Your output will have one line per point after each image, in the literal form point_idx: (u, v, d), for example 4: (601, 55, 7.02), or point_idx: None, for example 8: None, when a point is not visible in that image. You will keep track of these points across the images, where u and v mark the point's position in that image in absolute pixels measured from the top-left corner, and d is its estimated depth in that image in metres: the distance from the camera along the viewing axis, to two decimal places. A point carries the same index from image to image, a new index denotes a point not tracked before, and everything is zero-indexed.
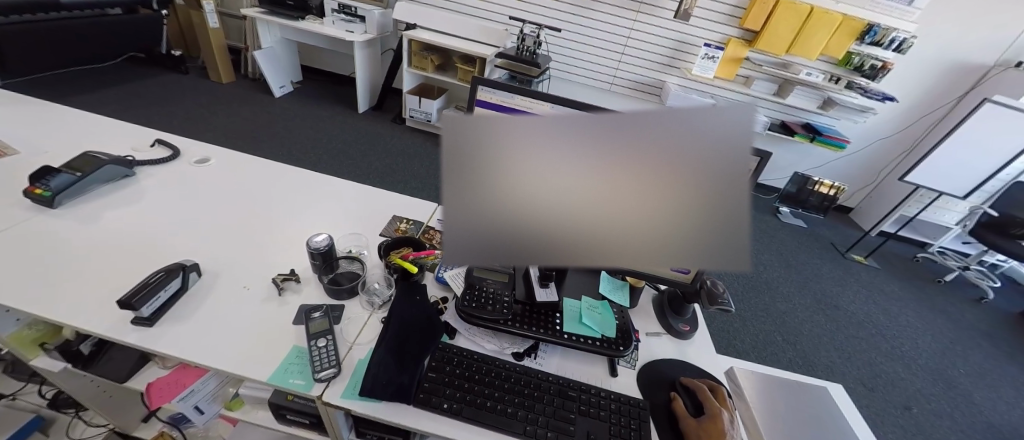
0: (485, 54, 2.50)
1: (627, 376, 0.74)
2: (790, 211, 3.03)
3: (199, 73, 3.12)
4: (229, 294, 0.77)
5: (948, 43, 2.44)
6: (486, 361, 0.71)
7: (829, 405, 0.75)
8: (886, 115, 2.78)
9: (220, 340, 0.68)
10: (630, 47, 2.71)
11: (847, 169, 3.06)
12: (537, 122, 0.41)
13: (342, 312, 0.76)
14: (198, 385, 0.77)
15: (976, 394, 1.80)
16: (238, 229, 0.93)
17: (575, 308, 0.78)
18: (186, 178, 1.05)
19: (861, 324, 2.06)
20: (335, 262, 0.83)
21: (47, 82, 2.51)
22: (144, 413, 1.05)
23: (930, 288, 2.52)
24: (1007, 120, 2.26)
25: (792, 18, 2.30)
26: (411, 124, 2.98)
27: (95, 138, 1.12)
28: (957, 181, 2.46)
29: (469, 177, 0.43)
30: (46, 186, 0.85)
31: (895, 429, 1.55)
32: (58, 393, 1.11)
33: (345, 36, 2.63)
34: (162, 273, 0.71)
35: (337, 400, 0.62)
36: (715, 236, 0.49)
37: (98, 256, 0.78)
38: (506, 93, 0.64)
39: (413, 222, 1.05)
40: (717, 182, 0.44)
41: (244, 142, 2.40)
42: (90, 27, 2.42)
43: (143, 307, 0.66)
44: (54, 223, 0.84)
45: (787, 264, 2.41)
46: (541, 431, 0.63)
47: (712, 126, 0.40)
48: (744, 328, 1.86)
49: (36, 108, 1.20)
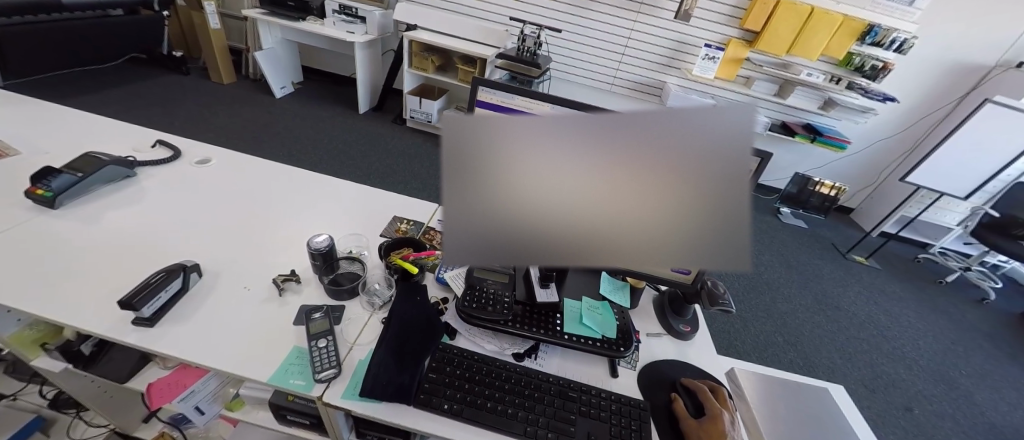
0: (485, 54, 2.50)
1: (628, 377, 0.74)
2: (791, 211, 3.03)
3: (199, 73, 3.13)
4: (229, 295, 0.77)
5: (949, 44, 2.44)
6: (486, 361, 0.71)
7: (830, 405, 0.75)
8: (887, 116, 2.78)
9: (220, 340, 0.68)
10: (631, 48, 2.71)
11: (848, 170, 3.06)
12: (537, 123, 0.41)
13: (342, 313, 0.76)
14: (198, 385, 0.77)
15: (977, 395, 1.79)
16: (239, 230, 0.93)
17: (575, 308, 0.78)
18: (187, 178, 1.06)
19: (862, 324, 2.06)
20: (336, 262, 0.83)
21: (49, 83, 2.52)
22: (144, 413, 1.05)
23: (931, 289, 2.51)
24: (1008, 121, 2.26)
25: (792, 19, 2.30)
26: (411, 124, 2.98)
27: (96, 139, 1.13)
28: (958, 182, 2.46)
29: (469, 178, 0.43)
30: (47, 187, 0.85)
31: (896, 430, 1.54)
32: (58, 394, 1.11)
33: (345, 36, 2.63)
34: (163, 273, 0.71)
35: (337, 401, 0.62)
36: (715, 236, 0.49)
37: (98, 257, 0.79)
38: (506, 93, 0.64)
39: (413, 222, 1.05)
40: (717, 182, 0.44)
41: (245, 143, 2.40)
42: (92, 28, 2.43)
43: (143, 307, 0.67)
44: (55, 223, 0.84)
45: (788, 264, 2.40)
46: (541, 431, 0.63)
47: (712, 126, 0.40)
48: (744, 329, 1.85)
49: (38, 108, 1.21)
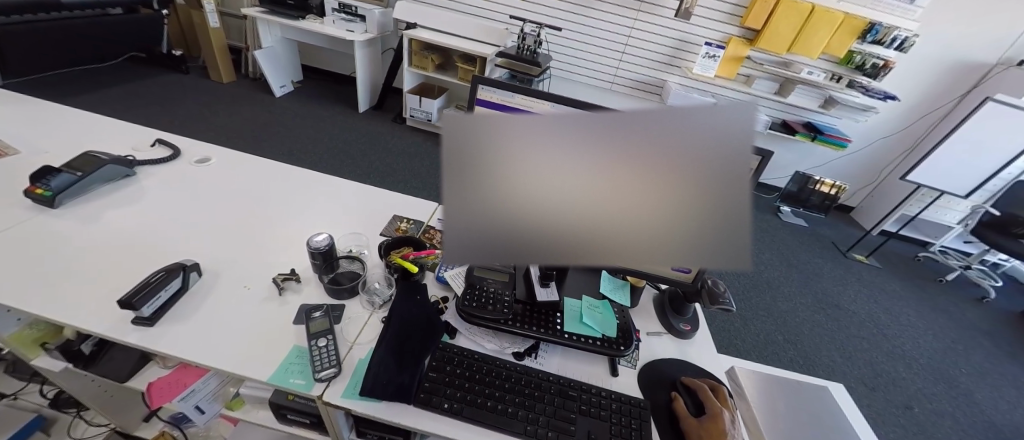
0: (485, 53, 2.50)
1: (628, 376, 0.74)
2: (791, 210, 3.03)
3: (199, 72, 3.12)
4: (229, 294, 0.77)
5: (950, 42, 2.43)
6: (486, 361, 0.71)
7: (831, 404, 0.75)
8: (888, 114, 2.78)
9: (221, 340, 0.68)
10: (631, 46, 2.70)
11: (848, 169, 3.06)
12: (537, 122, 0.41)
13: (342, 312, 0.76)
14: (198, 385, 0.77)
15: (977, 393, 1.79)
16: (238, 229, 0.92)
17: (575, 308, 0.78)
18: (186, 178, 1.05)
19: (862, 323, 2.06)
20: (336, 262, 0.83)
21: (48, 82, 2.52)
22: (144, 413, 1.05)
23: (931, 287, 2.51)
24: (1009, 119, 2.25)
25: (793, 17, 2.29)
26: (411, 123, 2.98)
27: (95, 138, 1.12)
28: (959, 180, 2.45)
29: (469, 177, 0.43)
30: (47, 186, 0.85)
31: (896, 429, 1.55)
32: (59, 393, 1.12)
33: (345, 35, 2.63)
34: (163, 272, 0.71)
35: (338, 400, 0.62)
36: (715, 234, 0.49)
37: (98, 256, 0.78)
38: (507, 92, 0.64)
39: (414, 221, 1.05)
40: (718, 180, 0.44)
41: (244, 142, 2.40)
42: (91, 27, 2.42)
43: (143, 306, 0.66)
44: (54, 222, 0.84)
45: (788, 263, 2.40)
46: (541, 431, 0.63)
47: (713, 124, 0.40)
48: (744, 328, 1.86)
49: (37, 107, 1.20)
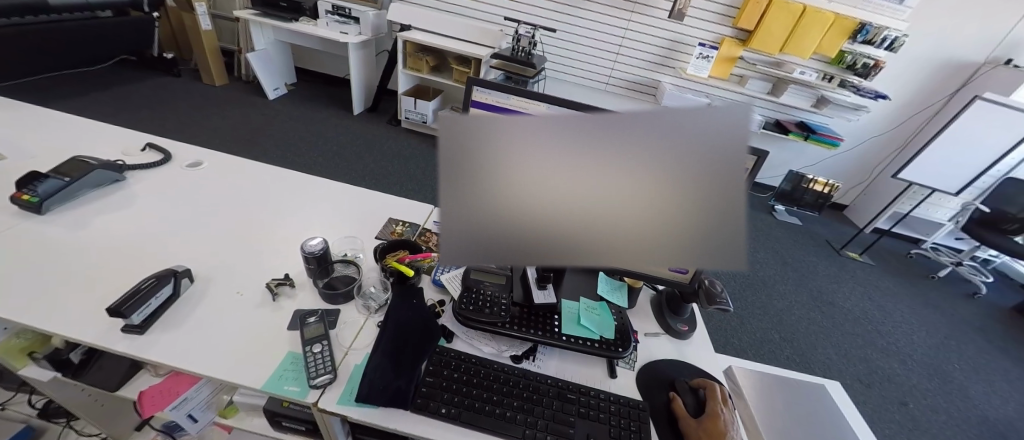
0: (479, 54, 2.49)
1: (626, 378, 0.74)
2: (785, 208, 3.06)
3: (191, 75, 3.10)
4: (222, 301, 0.75)
5: (939, 42, 2.47)
6: (484, 364, 0.70)
7: (830, 404, 0.75)
8: (879, 113, 2.80)
9: (215, 346, 0.67)
10: (625, 48, 2.72)
11: (841, 167, 3.09)
12: (534, 123, 0.41)
13: (337, 317, 0.76)
14: (192, 393, 0.76)
15: (970, 388, 1.81)
16: (233, 234, 0.91)
17: (573, 310, 0.77)
18: (177, 182, 1.04)
19: (857, 320, 2.08)
20: (330, 266, 0.82)
21: (35, 86, 2.49)
22: (137, 421, 1.04)
23: (923, 283, 2.54)
24: (999, 118, 2.28)
25: (785, 17, 2.32)
26: (406, 124, 2.96)
27: (84, 142, 1.11)
28: (950, 178, 2.48)
29: (465, 180, 0.43)
30: (34, 192, 0.84)
31: (893, 425, 1.56)
32: (49, 402, 1.09)
33: (338, 37, 2.61)
34: (153, 278, 0.69)
35: (334, 407, 0.61)
36: (710, 233, 0.48)
37: (87, 263, 0.77)
38: (503, 94, 0.63)
39: (409, 224, 1.04)
40: (713, 179, 0.44)
41: (238, 145, 2.38)
42: (81, 30, 2.39)
43: (133, 313, 0.65)
44: (43, 229, 0.82)
45: (782, 261, 2.42)
46: (540, 434, 0.62)
47: (706, 124, 0.40)
48: (741, 327, 1.86)
49: (24, 112, 1.19)
